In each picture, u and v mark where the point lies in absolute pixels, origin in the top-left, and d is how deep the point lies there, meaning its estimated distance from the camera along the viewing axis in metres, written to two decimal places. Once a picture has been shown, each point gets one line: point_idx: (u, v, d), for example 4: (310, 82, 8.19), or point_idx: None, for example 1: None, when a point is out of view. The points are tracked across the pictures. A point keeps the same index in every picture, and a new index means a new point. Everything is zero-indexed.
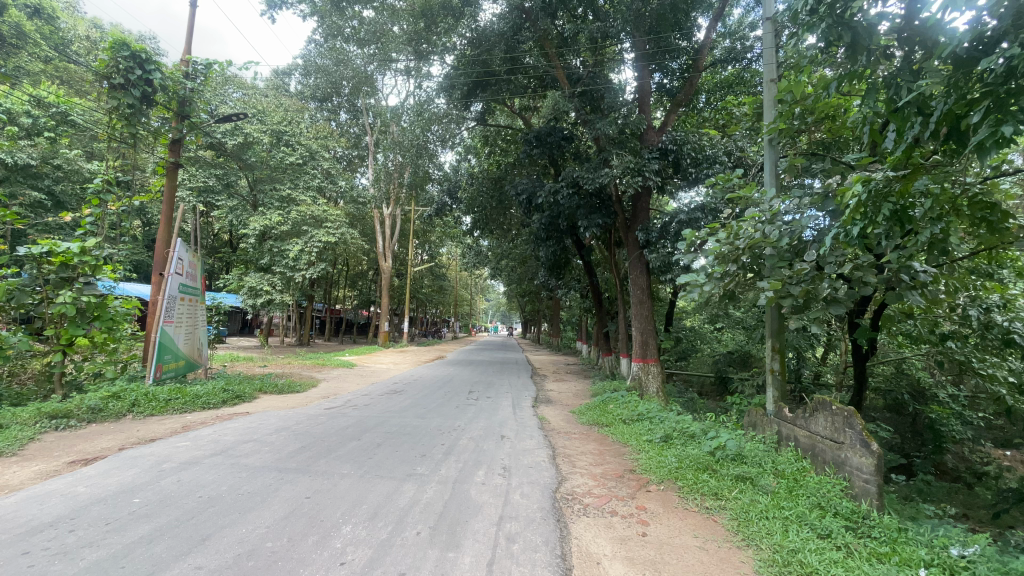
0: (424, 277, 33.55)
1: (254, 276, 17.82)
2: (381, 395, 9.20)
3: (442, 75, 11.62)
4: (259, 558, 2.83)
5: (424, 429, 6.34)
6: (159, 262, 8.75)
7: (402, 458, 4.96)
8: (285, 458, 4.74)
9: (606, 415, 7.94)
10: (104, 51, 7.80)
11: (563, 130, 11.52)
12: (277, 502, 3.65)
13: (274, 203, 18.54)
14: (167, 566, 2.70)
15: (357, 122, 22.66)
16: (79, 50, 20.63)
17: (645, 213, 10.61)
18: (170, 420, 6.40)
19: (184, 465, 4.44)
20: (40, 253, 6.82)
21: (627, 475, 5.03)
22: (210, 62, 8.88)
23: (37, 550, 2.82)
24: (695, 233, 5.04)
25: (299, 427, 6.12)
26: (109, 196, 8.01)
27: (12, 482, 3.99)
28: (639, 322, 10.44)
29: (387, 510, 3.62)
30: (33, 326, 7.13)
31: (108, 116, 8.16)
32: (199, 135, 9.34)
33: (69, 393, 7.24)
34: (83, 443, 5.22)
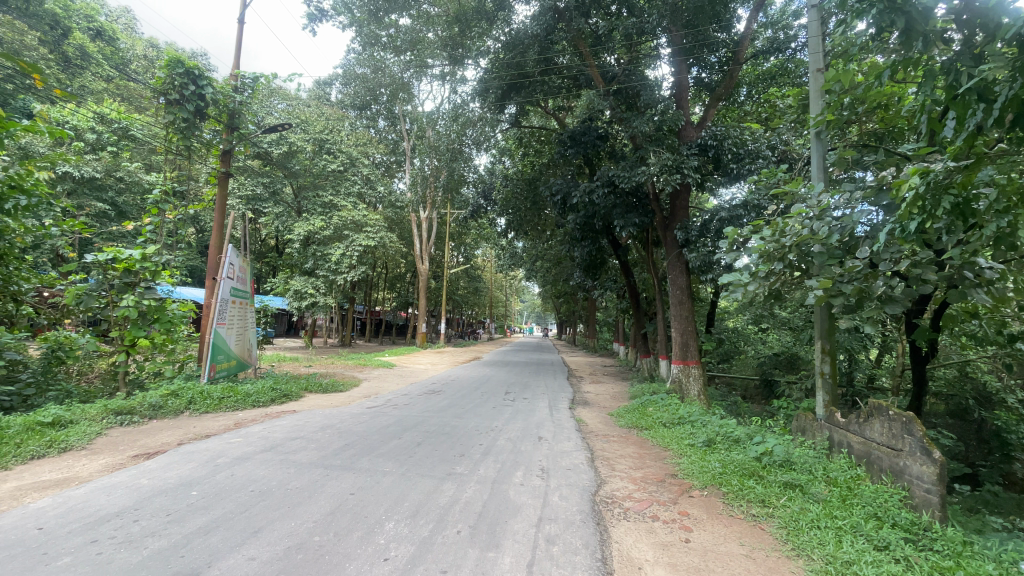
0: (460, 278, 34.03)
1: (300, 279, 18.56)
2: (419, 395, 9.38)
3: (478, 79, 11.80)
4: (307, 551, 2.94)
5: (462, 430, 6.39)
6: (212, 267, 9.20)
7: (441, 458, 5.03)
8: (330, 455, 4.90)
9: (645, 418, 7.80)
10: (161, 69, 8.28)
11: (598, 129, 11.40)
12: (323, 497, 3.77)
13: (317, 209, 19.37)
14: (223, 557, 2.84)
15: (395, 128, 23.16)
16: (136, 67, 21.96)
17: (684, 212, 10.37)
18: (223, 417, 6.73)
19: (236, 460, 4.66)
20: (106, 261, 7.32)
21: (669, 480, 4.91)
22: (257, 76, 9.34)
23: (105, 539, 3.01)
24: (737, 231, 4.90)
25: (342, 425, 6.31)
26: (167, 206, 8.51)
27: (83, 474, 4.29)
28: (679, 323, 10.20)
29: (428, 509, 3.68)
30: (101, 328, 7.67)
31: (166, 130, 8.69)
32: (247, 145, 9.74)
33: (132, 391, 7.72)
34: (146, 438, 5.55)
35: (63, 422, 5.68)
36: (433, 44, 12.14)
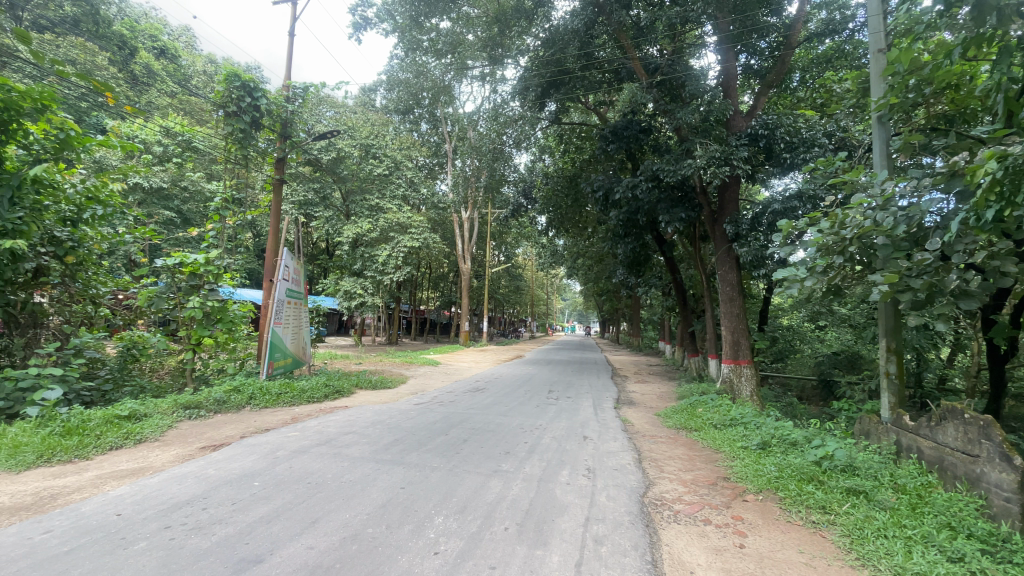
0: (501, 277, 34.31)
1: (349, 280, 19.29)
2: (464, 393, 9.52)
3: (518, 78, 11.80)
4: (362, 542, 3.04)
5: (507, 428, 6.44)
6: (268, 270, 9.68)
7: (488, 454, 5.09)
8: (381, 450, 5.06)
9: (694, 419, 7.59)
10: (220, 83, 8.75)
11: (641, 123, 11.18)
12: (375, 490, 3.91)
13: (364, 212, 20.02)
14: (284, 545, 2.98)
15: (437, 131, 23.56)
16: (197, 82, 23.39)
17: (734, 204, 10.00)
18: (281, 412, 7.07)
19: (294, 453, 4.89)
20: (174, 265, 7.84)
21: (722, 483, 4.75)
22: (307, 85, 9.77)
23: (177, 525, 3.24)
24: (792, 223, 4.68)
25: (391, 421, 6.49)
26: (227, 213, 9.02)
27: (157, 464, 4.62)
28: (729, 321, 9.85)
29: (476, 505, 3.73)
30: (170, 328, 8.22)
31: (226, 141, 9.25)
32: (299, 152, 10.17)
33: (199, 386, 8.24)
34: (211, 431, 5.92)
35: (138, 415, 6.12)
36: (472, 45, 12.28)
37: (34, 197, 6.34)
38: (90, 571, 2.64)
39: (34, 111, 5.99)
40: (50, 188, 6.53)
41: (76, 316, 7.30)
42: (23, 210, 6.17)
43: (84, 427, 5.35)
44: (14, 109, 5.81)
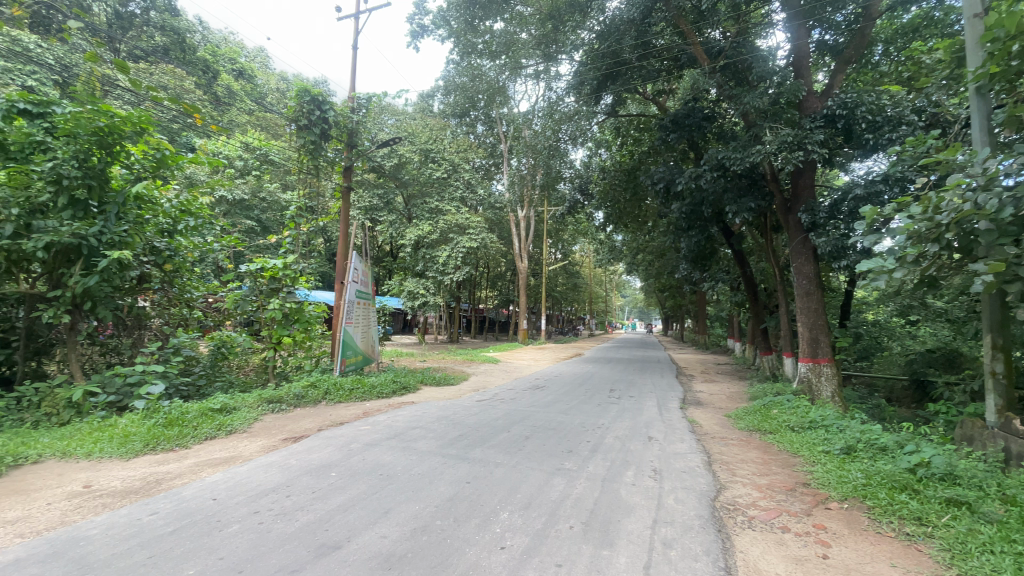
0: (559, 275, 34.18)
1: (412, 281, 20.10)
2: (526, 390, 9.60)
3: (573, 73, 11.73)
4: (431, 533, 3.15)
5: (569, 426, 6.42)
6: (340, 272, 10.24)
7: (550, 452, 5.10)
8: (447, 445, 5.21)
9: (768, 420, 7.18)
10: (292, 99, 9.36)
11: (703, 110, 10.77)
12: (443, 484, 4.04)
13: (425, 215, 20.66)
14: (360, 533, 3.15)
15: (492, 132, 23.87)
16: (272, 99, 25.18)
17: (809, 191, 9.38)
18: (354, 406, 7.48)
19: (366, 445, 5.15)
20: (256, 270, 8.53)
21: (801, 489, 4.46)
22: (370, 95, 10.24)
23: (264, 510, 3.51)
24: (876, 209, 4.32)
25: (455, 417, 6.67)
26: (302, 220, 9.63)
27: (246, 453, 5.05)
28: (806, 317, 9.22)
29: (540, 502, 3.75)
30: (253, 328, 8.91)
31: (300, 153, 9.89)
32: (364, 160, 10.66)
33: (280, 381, 8.88)
34: (293, 423, 6.37)
35: (229, 408, 6.68)
36: (526, 44, 12.23)
37: (136, 211, 7.09)
38: (192, 550, 2.92)
39: (134, 134, 6.75)
40: (150, 203, 7.28)
41: (174, 318, 8.11)
42: (127, 223, 6.92)
43: (183, 419, 5.91)
44: (117, 132, 6.55)
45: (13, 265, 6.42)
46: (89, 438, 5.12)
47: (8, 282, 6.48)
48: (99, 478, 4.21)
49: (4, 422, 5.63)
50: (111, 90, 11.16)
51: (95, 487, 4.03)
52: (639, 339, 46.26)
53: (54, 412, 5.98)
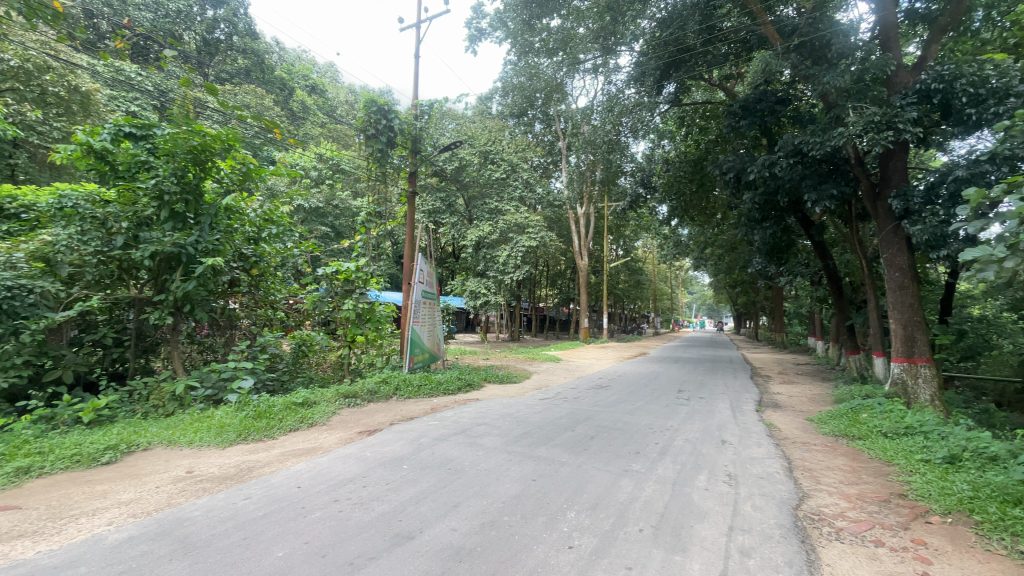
0: (621, 272, 33.52)
1: (474, 280, 20.58)
2: (589, 389, 9.50)
3: (633, 64, 11.51)
4: (500, 529, 3.20)
5: (636, 427, 6.27)
6: (407, 274, 10.63)
7: (617, 453, 5.01)
8: (512, 442, 5.26)
9: (857, 425, 6.63)
10: (361, 110, 9.88)
11: (776, 93, 10.18)
12: (509, 481, 4.08)
13: (485, 216, 20.99)
14: (432, 525, 3.26)
15: (550, 130, 23.72)
16: (341, 111, 26.66)
17: (901, 174, 8.57)
18: (422, 402, 7.74)
19: (435, 440, 5.31)
20: (332, 273, 9.11)
21: (896, 500, 4.08)
22: (432, 102, 10.58)
23: (343, 499, 3.72)
24: (980, 191, 3.87)
25: (520, 414, 6.72)
26: (371, 225, 10.11)
27: (326, 444, 5.39)
28: (900, 313, 8.40)
29: (608, 503, 3.69)
30: (330, 327, 9.47)
31: (368, 161, 10.46)
32: (428, 165, 10.99)
33: (354, 377, 9.40)
34: (367, 417, 6.71)
35: (310, 402, 7.15)
36: (584, 38, 11.97)
37: (226, 221, 7.78)
38: (280, 534, 3.16)
39: (223, 150, 7.36)
40: (237, 214, 7.94)
41: (260, 318, 8.78)
42: (218, 232, 7.58)
43: (269, 411, 6.40)
44: (208, 150, 7.19)
45: (125, 273, 7.25)
46: (190, 428, 5.67)
47: (122, 288, 7.32)
48: (199, 465, 4.66)
49: (121, 412, 6.37)
50: (202, 111, 12.23)
51: (196, 472, 4.46)
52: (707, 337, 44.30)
53: (160, 405, 6.68)
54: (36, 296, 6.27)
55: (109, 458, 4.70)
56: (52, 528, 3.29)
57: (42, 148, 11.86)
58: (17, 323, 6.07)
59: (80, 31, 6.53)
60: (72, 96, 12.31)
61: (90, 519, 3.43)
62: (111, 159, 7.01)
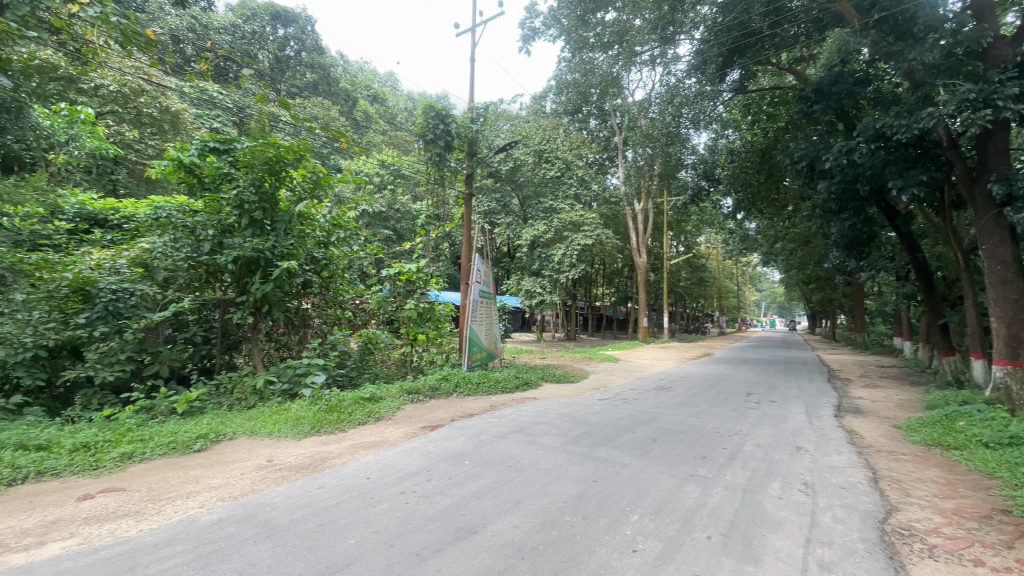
0: (682, 269, 32.36)
1: (529, 279, 20.72)
2: (650, 390, 9.25)
3: (693, 52, 11.02)
4: (562, 528, 3.19)
5: (701, 430, 6.04)
6: (465, 274, 10.85)
7: (681, 457, 4.85)
8: (572, 442, 5.23)
9: (952, 434, 6.01)
10: (420, 116, 10.22)
11: (854, 74, 9.44)
12: (570, 480, 4.06)
13: (540, 215, 20.98)
14: (494, 521, 3.30)
15: (606, 125, 23.11)
16: (400, 118, 27.56)
17: (1003, 156, 7.68)
18: (481, 400, 7.88)
19: (495, 437, 5.39)
20: (395, 274, 9.51)
21: (1001, 518, 3.66)
22: (487, 104, 10.72)
23: (409, 492, 3.85)
24: None
25: (579, 414, 6.67)
26: (431, 227, 10.40)
27: (392, 438, 5.61)
28: (1003, 310, 7.54)
29: (672, 508, 3.58)
30: (393, 326, 9.84)
31: (427, 165, 10.75)
32: (484, 167, 11.14)
33: (416, 374, 9.75)
34: (430, 413, 6.92)
35: (376, 397, 7.47)
36: (641, 30, 11.92)
37: (300, 227, 8.29)
38: (352, 522, 3.32)
39: (295, 160, 7.88)
40: (309, 220, 8.44)
41: (330, 318, 9.24)
42: (292, 237, 8.08)
43: (340, 405, 6.75)
44: (282, 160, 7.70)
45: (211, 276, 7.85)
46: (269, 420, 6.09)
47: (209, 290, 7.91)
48: (278, 454, 5.00)
49: (210, 404, 6.95)
50: (274, 124, 13.06)
51: (275, 461, 4.79)
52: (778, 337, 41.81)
53: (243, 398, 7.21)
54: (136, 298, 7.05)
55: (200, 446, 5.15)
56: (154, 508, 3.66)
57: (140, 164, 13.16)
58: (121, 323, 6.87)
59: (169, 55, 7.19)
60: (163, 116, 13.58)
61: (185, 502, 3.78)
62: (198, 173, 7.61)
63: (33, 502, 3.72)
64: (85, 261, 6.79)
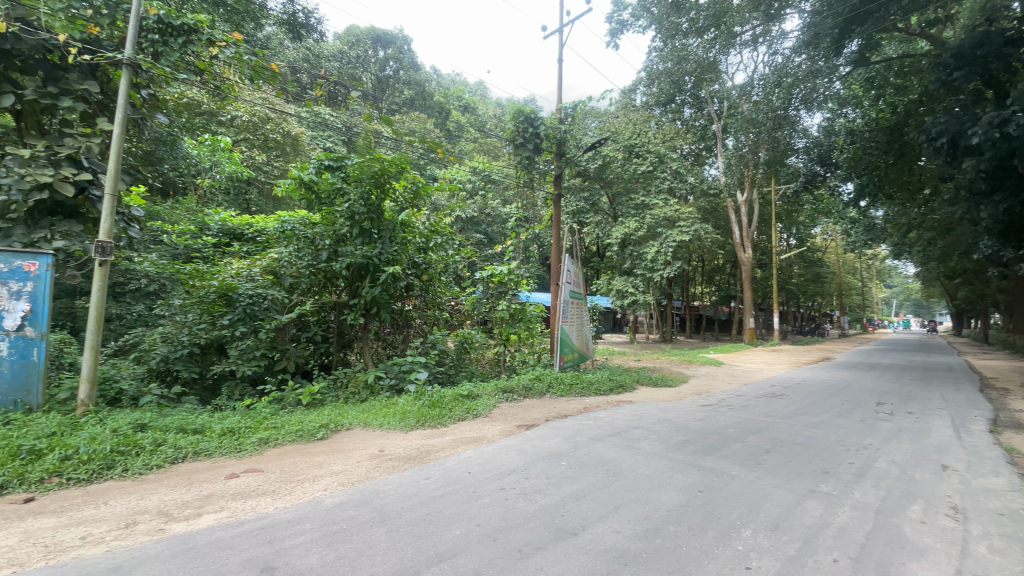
0: (793, 264, 29.57)
1: (620, 279, 20.35)
2: (758, 397, 8.57)
3: (803, 27, 10.07)
4: (665, 538, 3.07)
5: (821, 442, 5.47)
6: (555, 275, 10.86)
7: (799, 471, 4.42)
8: (672, 449, 5.01)
9: None
10: (510, 121, 10.43)
11: (1006, 32, 8.07)
12: (673, 489, 3.89)
13: (631, 212, 20.40)
14: (594, 524, 3.27)
15: (703, 113, 22.00)
16: (490, 124, 28.35)
17: None
18: (575, 401, 7.83)
19: (591, 439, 5.33)
20: (487, 277, 9.79)
21: None
22: (576, 104, 10.68)
23: (508, 488, 3.95)
24: None
25: (679, 420, 6.37)
26: (521, 229, 10.56)
27: (489, 435, 5.78)
28: None
29: (791, 525, 3.28)
30: (487, 326, 10.14)
31: (517, 169, 10.93)
32: (573, 167, 11.08)
33: (510, 373, 9.96)
34: (525, 412, 7.03)
35: (473, 394, 7.75)
36: (741, 9, 11.02)
37: (402, 234, 8.87)
38: (456, 514, 3.47)
39: (397, 172, 8.41)
40: (410, 227, 8.96)
41: (429, 318, 9.75)
42: (396, 244, 8.71)
43: (441, 401, 7.11)
44: (386, 173, 8.27)
45: (328, 282, 8.68)
46: (380, 413, 6.57)
47: (326, 294, 8.75)
48: (388, 445, 5.38)
49: (329, 397, 7.66)
50: (377, 140, 14.07)
51: (386, 452, 5.16)
52: (888, 338, 38.18)
53: (357, 391, 7.85)
54: (268, 302, 7.97)
55: (322, 434, 5.70)
56: (287, 488, 4.13)
57: (268, 183, 14.96)
58: (256, 323, 7.81)
59: (290, 85, 8.06)
60: (286, 140, 15.30)
61: (311, 484, 4.21)
62: (316, 189, 8.39)
63: (193, 478, 4.37)
64: (227, 271, 7.83)
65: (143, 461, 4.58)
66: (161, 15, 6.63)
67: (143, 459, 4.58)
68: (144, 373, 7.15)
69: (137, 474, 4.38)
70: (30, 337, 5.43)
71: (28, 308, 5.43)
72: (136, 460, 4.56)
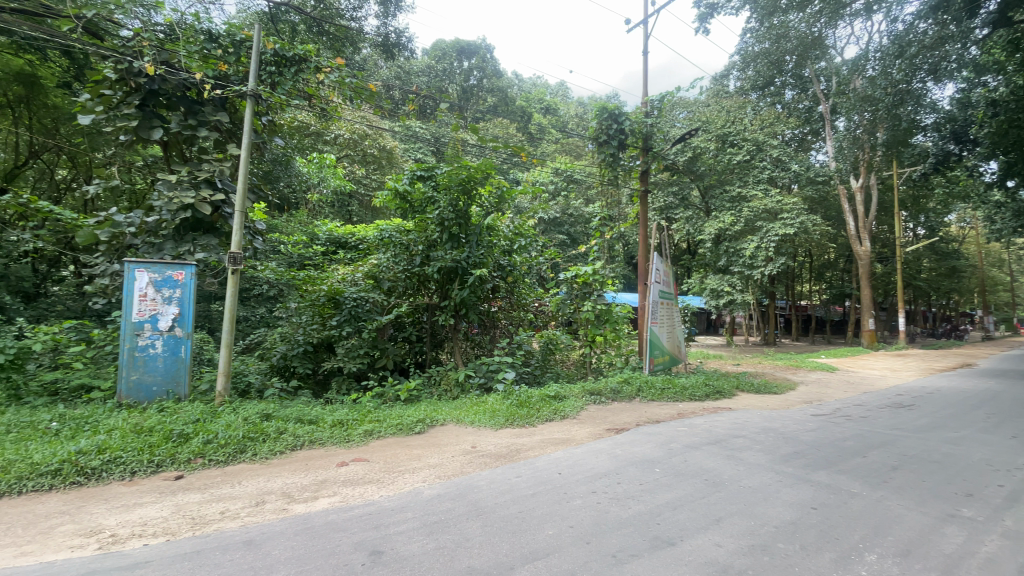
0: (921, 256, 25.94)
1: (715, 278, 19.25)
2: (882, 407, 7.63)
3: None
4: (774, 556, 2.85)
5: (962, 461, 4.75)
6: (642, 274, 10.52)
7: (936, 492, 3.88)
8: (779, 461, 4.63)
9: None
10: (593, 119, 10.29)
11: None
12: (781, 504, 3.60)
13: (725, 206, 19.19)
14: (693, 536, 3.12)
15: (807, 94, 19.91)
16: (572, 123, 28.14)
17: None
18: (667, 406, 7.54)
19: (687, 447, 5.09)
20: (571, 278, 9.71)
21: None
22: (663, 95, 10.26)
23: (600, 492, 3.90)
24: None
25: (786, 430, 5.87)
26: (606, 229, 10.36)
27: (579, 437, 5.73)
28: None
29: (927, 553, 2.89)
30: (572, 327, 10.08)
31: (600, 167, 10.71)
32: (660, 162, 10.64)
33: (597, 375, 9.83)
34: (614, 415, 6.88)
35: (561, 396, 7.74)
36: None
37: (488, 237, 9.10)
38: (548, 514, 3.50)
39: (482, 178, 8.63)
40: (495, 231, 9.17)
41: (516, 319, 9.91)
42: (482, 247, 8.95)
43: (529, 401, 7.19)
44: (472, 179, 8.53)
45: (421, 284, 9.15)
46: (471, 411, 6.79)
47: (420, 296, 9.21)
48: (480, 442, 5.55)
49: (425, 394, 8.08)
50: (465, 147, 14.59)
51: (478, 448, 5.32)
52: None
53: (449, 389, 8.19)
54: (369, 304, 8.58)
55: (419, 429, 6.03)
56: (390, 478, 4.42)
57: (367, 194, 16.14)
58: (360, 324, 8.46)
59: (384, 101, 8.57)
60: (381, 152, 16.33)
61: (412, 476, 4.47)
62: (409, 199, 8.84)
63: (310, 464, 4.85)
64: (334, 276, 8.56)
65: (269, 446, 5.16)
66: (278, 49, 7.55)
67: (269, 445, 5.15)
68: (268, 369, 8.04)
69: (265, 458, 4.94)
70: (178, 336, 6.34)
71: (177, 311, 6.34)
72: (263, 446, 5.15)
